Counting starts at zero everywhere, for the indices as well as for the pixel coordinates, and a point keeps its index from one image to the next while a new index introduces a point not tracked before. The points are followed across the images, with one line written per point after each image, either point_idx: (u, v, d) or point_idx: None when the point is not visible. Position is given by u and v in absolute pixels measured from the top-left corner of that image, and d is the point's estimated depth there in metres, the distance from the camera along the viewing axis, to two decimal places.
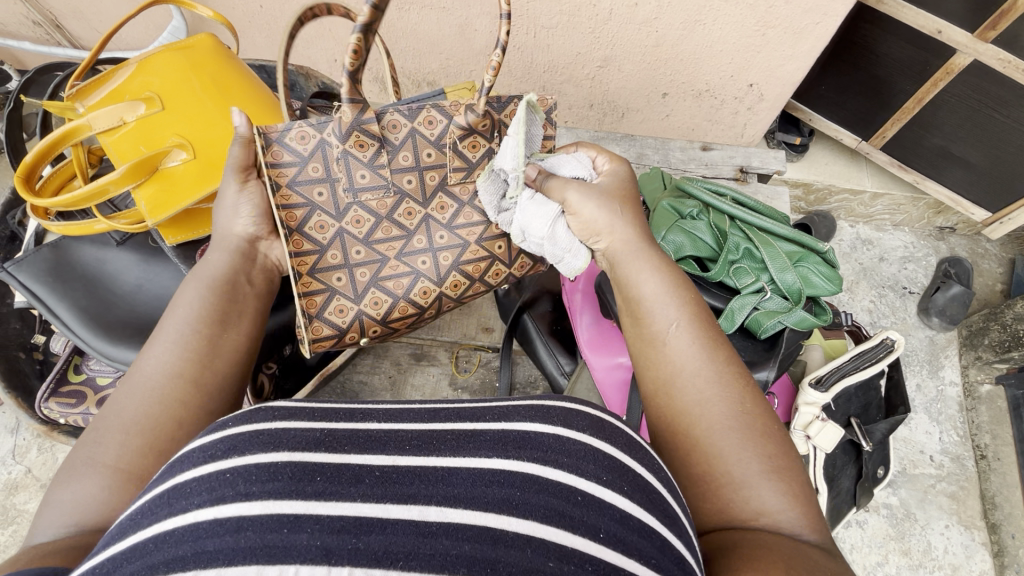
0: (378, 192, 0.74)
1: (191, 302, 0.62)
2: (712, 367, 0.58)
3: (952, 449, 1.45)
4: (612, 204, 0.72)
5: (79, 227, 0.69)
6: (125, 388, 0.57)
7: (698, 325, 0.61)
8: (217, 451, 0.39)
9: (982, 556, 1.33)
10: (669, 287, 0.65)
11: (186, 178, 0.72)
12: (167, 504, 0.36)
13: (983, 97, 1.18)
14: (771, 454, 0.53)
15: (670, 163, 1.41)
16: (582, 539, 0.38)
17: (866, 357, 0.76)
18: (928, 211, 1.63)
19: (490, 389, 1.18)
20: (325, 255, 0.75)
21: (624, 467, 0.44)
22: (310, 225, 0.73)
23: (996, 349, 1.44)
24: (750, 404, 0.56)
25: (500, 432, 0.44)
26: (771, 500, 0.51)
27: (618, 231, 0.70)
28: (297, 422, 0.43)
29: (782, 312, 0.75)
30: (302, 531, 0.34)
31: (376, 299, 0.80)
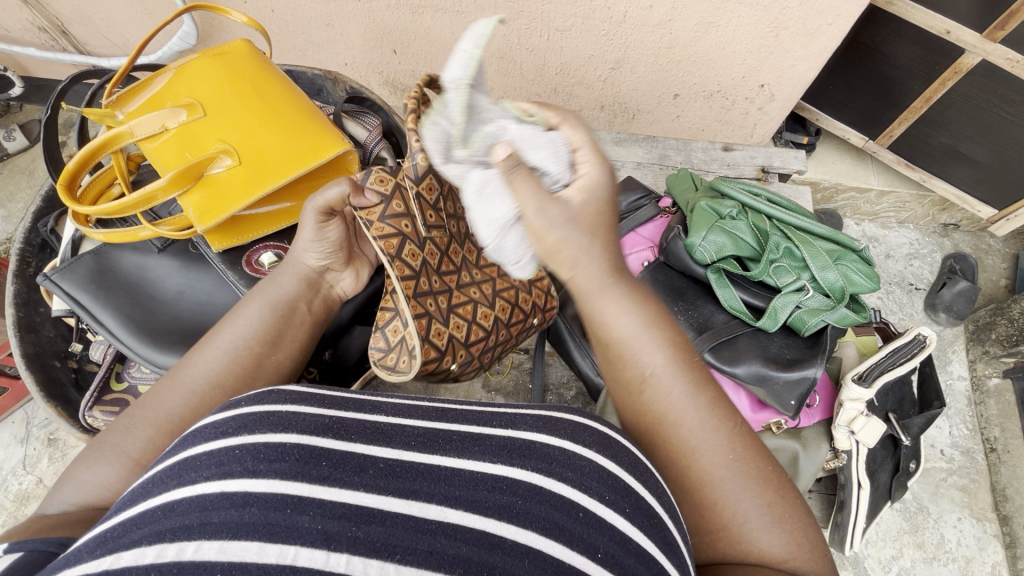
0: (441, 231, 0.75)
1: (252, 318, 0.64)
2: (699, 411, 0.55)
3: (962, 442, 1.47)
4: (585, 223, 0.53)
5: (122, 235, 0.69)
6: (162, 387, 0.59)
7: (681, 365, 0.56)
8: (229, 428, 0.41)
9: (994, 547, 1.35)
10: (646, 322, 0.57)
11: (232, 183, 0.72)
12: (177, 475, 0.39)
13: (991, 96, 1.20)
14: (770, 500, 0.53)
15: (693, 164, 1.41)
16: (580, 556, 0.38)
17: (902, 353, 0.76)
18: (933, 208, 1.65)
19: (524, 391, 1.17)
20: (421, 279, 0.72)
21: (628, 488, 0.45)
22: (405, 252, 0.70)
23: (1004, 343, 1.46)
24: (744, 449, 0.54)
25: (505, 438, 0.47)
26: (775, 546, 0.51)
27: (585, 262, 0.54)
28: (309, 407, 0.45)
29: (824, 309, 0.77)
30: (304, 514, 0.36)
31: (458, 323, 0.78)
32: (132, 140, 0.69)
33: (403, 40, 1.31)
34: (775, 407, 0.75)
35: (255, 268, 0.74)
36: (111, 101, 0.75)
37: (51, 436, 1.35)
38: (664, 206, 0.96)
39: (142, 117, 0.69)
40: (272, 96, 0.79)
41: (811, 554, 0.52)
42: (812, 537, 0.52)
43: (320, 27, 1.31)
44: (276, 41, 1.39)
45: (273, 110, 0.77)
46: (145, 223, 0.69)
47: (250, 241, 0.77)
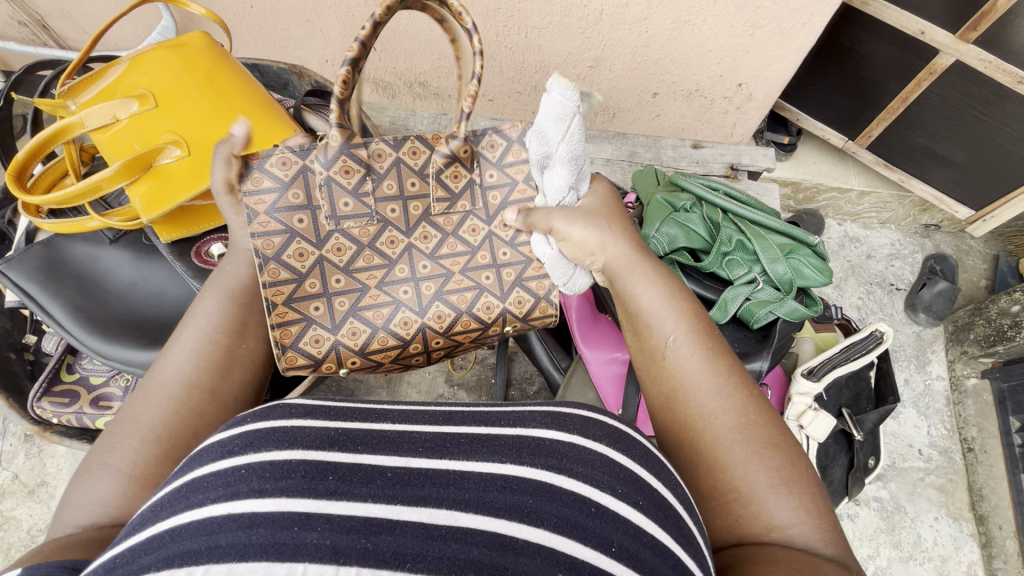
0: (360, 220, 0.72)
1: (209, 310, 0.64)
2: (714, 368, 0.57)
3: (940, 442, 1.48)
4: (600, 222, 0.69)
5: (71, 225, 0.69)
6: (135, 398, 0.58)
7: (697, 333, 0.60)
8: (235, 447, 0.41)
9: (970, 547, 1.36)
10: (667, 297, 0.63)
11: (181, 174, 0.72)
12: (183, 498, 0.38)
13: (967, 97, 1.20)
14: (778, 467, 0.52)
15: (662, 161, 1.43)
16: (593, 551, 0.38)
17: (857, 348, 0.77)
18: (914, 209, 1.66)
19: (487, 386, 1.19)
20: (302, 284, 0.72)
21: (639, 480, 0.45)
22: (289, 252, 0.71)
23: (982, 343, 1.46)
24: (760, 409, 0.55)
25: (515, 437, 0.46)
26: (782, 513, 0.50)
27: (611, 246, 0.67)
28: (314, 421, 0.45)
29: (773, 301, 0.77)
30: (313, 530, 0.36)
31: (353, 330, 0.76)
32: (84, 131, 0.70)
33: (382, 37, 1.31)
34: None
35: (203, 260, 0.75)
36: (64, 91, 0.75)
37: (27, 433, 1.34)
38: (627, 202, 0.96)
39: (91, 108, 0.69)
40: (226, 88, 0.78)
41: (811, 521, 0.50)
42: (821, 505, 0.51)
43: (299, 23, 1.31)
44: (255, 37, 1.39)
45: (225, 98, 0.77)
46: (94, 213, 0.70)
47: (201, 232, 0.77)
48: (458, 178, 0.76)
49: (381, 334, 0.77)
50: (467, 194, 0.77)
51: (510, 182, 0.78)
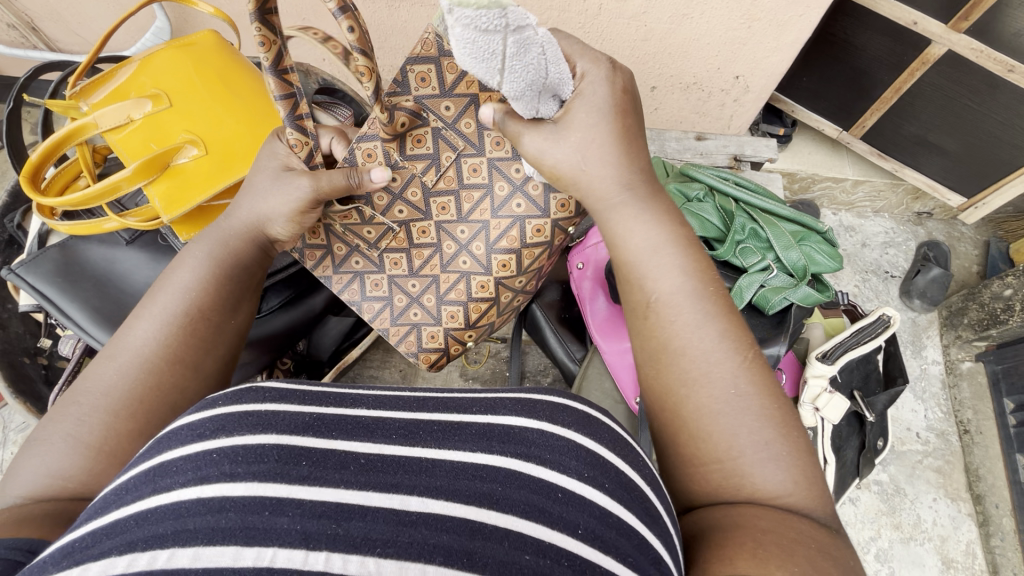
0: (387, 234, 0.83)
1: (195, 276, 0.65)
2: (704, 331, 0.56)
3: (937, 425, 1.50)
4: (588, 140, 0.64)
5: (87, 227, 0.71)
6: (102, 366, 0.58)
7: (694, 283, 0.59)
8: (207, 430, 0.41)
9: (968, 526, 1.39)
10: (666, 241, 0.62)
11: (198, 173, 0.74)
12: (151, 481, 0.39)
13: (958, 86, 1.23)
14: (769, 438, 0.52)
15: (668, 154, 1.44)
16: (560, 535, 0.39)
17: (866, 332, 0.79)
18: (907, 197, 1.68)
19: (501, 377, 1.21)
20: (393, 300, 0.88)
21: (608, 464, 0.47)
22: (368, 286, 0.87)
23: (976, 328, 1.49)
24: (755, 375, 0.55)
25: (486, 425, 0.47)
26: (771, 482, 0.51)
27: (598, 175, 0.65)
28: (287, 405, 0.45)
29: (788, 288, 0.78)
30: (284, 515, 0.36)
31: (451, 313, 0.89)
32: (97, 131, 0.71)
33: (382, 34, 1.31)
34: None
35: None
36: (75, 92, 0.75)
37: None
38: None
39: (106, 109, 0.71)
40: (237, 84, 0.80)
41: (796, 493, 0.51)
42: (810, 474, 0.51)
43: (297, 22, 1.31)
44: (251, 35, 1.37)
45: (237, 99, 0.79)
46: (111, 214, 0.71)
47: None
48: (424, 142, 0.77)
49: (467, 309, 0.88)
50: (441, 147, 0.77)
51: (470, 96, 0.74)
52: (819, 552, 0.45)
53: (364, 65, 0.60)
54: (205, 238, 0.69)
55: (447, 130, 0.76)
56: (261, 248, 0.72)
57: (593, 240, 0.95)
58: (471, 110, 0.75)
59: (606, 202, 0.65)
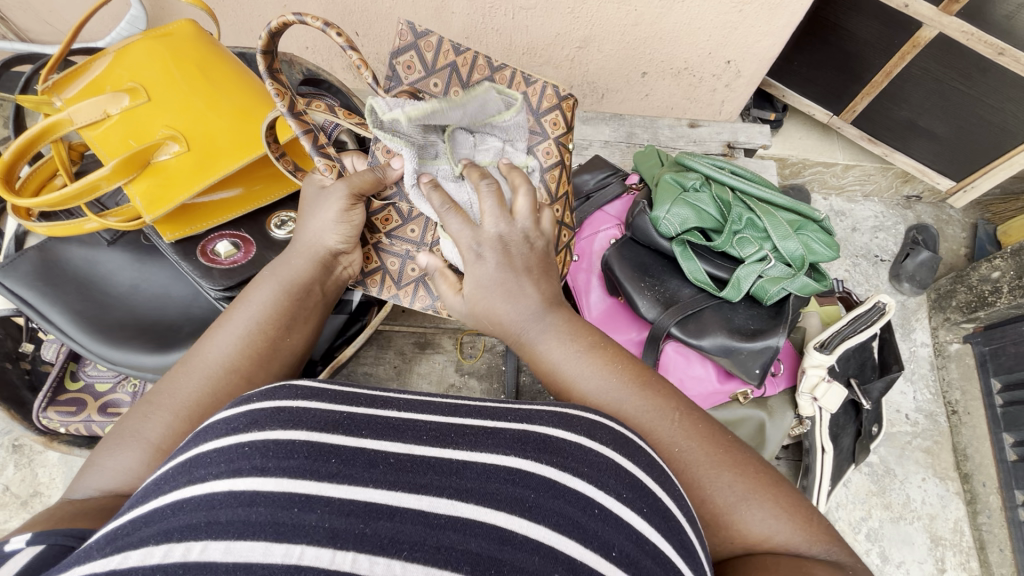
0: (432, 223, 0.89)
1: (265, 299, 0.69)
2: (631, 404, 0.58)
3: (925, 406, 1.53)
4: (508, 279, 0.64)
5: (66, 228, 0.69)
6: (176, 374, 0.63)
7: (615, 369, 0.60)
8: (240, 424, 0.42)
9: (957, 504, 1.42)
10: (581, 350, 0.61)
11: (182, 172, 0.73)
12: (185, 472, 0.39)
13: (949, 69, 1.22)
14: (748, 481, 0.55)
15: (660, 141, 1.47)
16: (594, 555, 0.39)
17: (862, 320, 0.79)
18: (896, 180, 1.69)
19: (497, 374, 1.19)
20: None
21: (644, 488, 0.46)
22: (433, 282, 0.91)
23: (964, 310, 1.50)
24: (692, 427, 0.57)
25: (521, 430, 0.46)
26: (761, 525, 0.53)
27: (511, 311, 0.64)
28: (320, 402, 0.46)
29: (785, 278, 0.79)
30: (312, 512, 0.36)
31: None
32: (73, 128, 0.70)
33: (365, 22, 1.28)
34: (741, 377, 0.77)
35: (209, 257, 0.75)
36: (47, 87, 0.74)
37: (16, 443, 1.30)
38: (629, 184, 0.97)
39: (82, 104, 0.70)
40: (217, 78, 0.79)
41: (792, 519, 0.54)
42: (801, 510, 0.54)
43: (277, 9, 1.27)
44: (231, 23, 1.33)
45: (218, 92, 0.78)
46: (90, 214, 0.70)
47: (206, 231, 0.78)
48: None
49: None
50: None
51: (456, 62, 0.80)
52: None
53: (358, 59, 0.69)
54: (271, 270, 0.73)
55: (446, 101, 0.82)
56: (326, 272, 0.76)
57: (587, 233, 0.94)
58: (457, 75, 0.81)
59: (519, 335, 0.64)
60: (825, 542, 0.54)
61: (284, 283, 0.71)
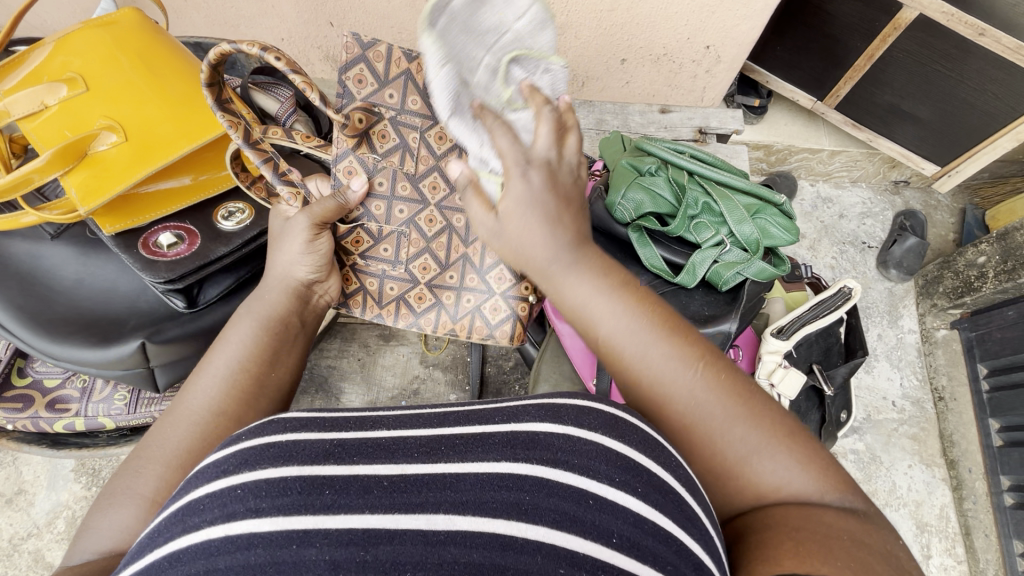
0: (404, 237, 0.90)
1: (244, 338, 0.68)
2: (657, 350, 0.54)
3: (912, 393, 1.51)
4: (551, 210, 0.57)
5: (6, 220, 0.71)
6: (163, 425, 0.61)
7: (641, 311, 0.56)
8: (230, 466, 0.42)
9: (942, 490, 1.42)
10: (600, 288, 0.57)
11: (118, 162, 0.73)
12: (182, 521, 0.40)
13: (930, 52, 1.20)
14: (766, 427, 0.53)
15: (630, 127, 1.44)
16: (594, 544, 0.39)
17: (825, 306, 0.79)
18: (884, 166, 1.67)
19: (461, 364, 1.19)
20: (442, 300, 0.94)
21: (639, 467, 0.45)
22: (413, 297, 0.93)
23: (950, 296, 1.49)
24: (715, 379, 0.53)
25: (509, 434, 0.46)
26: (776, 474, 0.51)
27: (537, 247, 0.57)
28: (308, 434, 0.45)
29: (741, 263, 0.77)
30: (311, 546, 0.37)
31: (499, 275, 0.95)
32: (10, 119, 0.71)
33: (339, 12, 1.26)
34: None
35: (151, 249, 0.75)
36: None
37: None
38: (593, 170, 0.95)
39: (19, 95, 0.71)
40: (160, 65, 0.79)
41: (808, 469, 0.51)
42: (817, 461, 0.52)
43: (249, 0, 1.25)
44: (203, 15, 1.31)
45: (159, 78, 0.78)
46: (24, 208, 0.70)
47: (149, 223, 0.78)
48: (388, 137, 0.84)
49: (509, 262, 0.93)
50: (404, 132, 0.85)
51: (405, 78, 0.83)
52: (841, 540, 0.46)
53: (300, 81, 0.70)
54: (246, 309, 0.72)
55: (400, 115, 0.84)
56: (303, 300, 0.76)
57: None
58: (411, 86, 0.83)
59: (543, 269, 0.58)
60: (841, 490, 0.51)
61: (260, 317, 0.70)
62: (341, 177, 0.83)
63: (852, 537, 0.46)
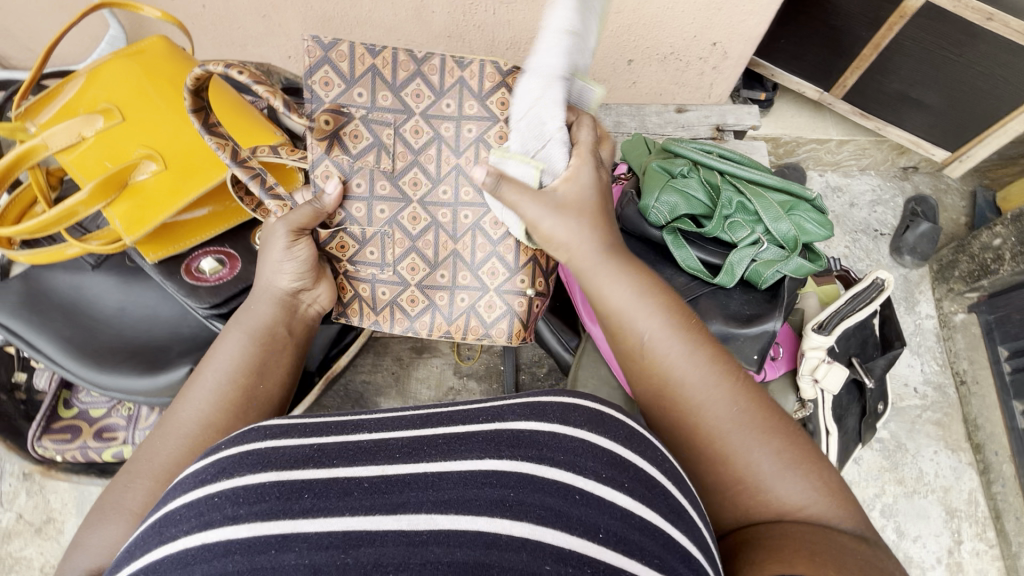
0: (389, 239, 0.84)
1: (231, 351, 0.68)
2: (687, 356, 0.60)
3: (933, 378, 1.51)
4: (569, 217, 0.68)
5: (50, 255, 0.72)
6: (155, 438, 0.62)
7: (676, 326, 0.62)
8: (207, 476, 0.43)
9: (970, 475, 1.42)
10: (638, 295, 0.64)
11: (161, 192, 0.76)
12: (158, 533, 0.40)
13: (938, 38, 1.20)
14: (782, 447, 0.56)
15: (648, 129, 1.40)
16: (580, 540, 0.40)
17: (861, 298, 0.78)
18: (892, 153, 1.67)
19: (496, 374, 1.19)
20: (435, 303, 0.88)
21: (625, 462, 0.46)
22: (404, 300, 0.88)
23: (968, 279, 1.49)
24: (742, 394, 0.58)
25: (493, 432, 0.46)
26: (791, 494, 0.54)
27: (577, 246, 0.67)
28: (288, 440, 0.46)
29: (779, 260, 0.78)
30: (290, 550, 0.37)
31: (494, 270, 0.86)
32: (49, 153, 0.74)
33: (346, 27, 1.27)
34: (739, 364, 0.77)
35: (194, 276, 0.76)
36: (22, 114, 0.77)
37: (25, 470, 1.30)
38: (619, 174, 0.96)
39: (57, 130, 0.73)
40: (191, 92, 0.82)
41: (822, 492, 0.54)
42: (830, 484, 0.55)
43: (257, 19, 1.26)
44: (211, 37, 1.32)
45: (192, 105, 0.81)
46: (72, 240, 0.72)
47: (189, 249, 0.79)
48: (361, 136, 0.79)
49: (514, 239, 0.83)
50: (377, 130, 0.79)
51: (372, 71, 0.76)
52: (857, 561, 0.48)
53: (263, 90, 0.70)
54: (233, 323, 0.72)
55: (371, 114, 0.78)
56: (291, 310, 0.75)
57: None
58: (379, 82, 0.77)
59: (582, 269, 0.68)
60: (851, 517, 0.54)
61: (248, 329, 0.70)
62: (316, 179, 0.80)
63: (862, 557, 0.49)
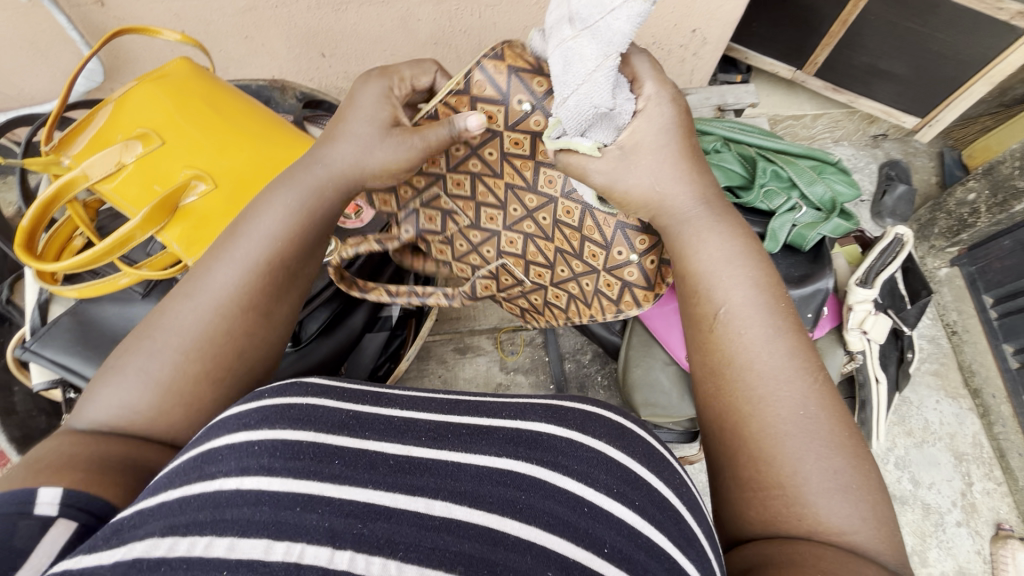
0: (505, 262, 0.93)
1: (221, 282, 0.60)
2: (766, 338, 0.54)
3: (926, 332, 1.59)
4: (672, 167, 0.62)
5: (99, 287, 0.78)
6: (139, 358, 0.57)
7: (771, 304, 0.55)
8: (252, 421, 0.42)
9: (972, 419, 1.48)
10: (732, 256, 0.58)
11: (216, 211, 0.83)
12: (198, 467, 0.40)
13: (902, 11, 1.27)
14: (837, 469, 0.49)
15: None
16: (586, 552, 0.39)
17: (888, 253, 0.86)
18: (863, 122, 1.76)
19: (542, 365, 1.21)
20: (563, 293, 0.92)
21: (639, 480, 0.46)
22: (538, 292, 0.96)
23: (948, 235, 1.56)
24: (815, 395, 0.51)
25: (511, 431, 0.48)
26: (835, 516, 0.48)
27: (677, 191, 0.62)
28: (327, 401, 0.47)
29: (819, 222, 0.84)
30: (314, 511, 0.37)
31: (591, 251, 0.82)
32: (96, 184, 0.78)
33: (332, 42, 1.26)
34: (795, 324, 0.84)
35: None
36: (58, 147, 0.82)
37: None
38: None
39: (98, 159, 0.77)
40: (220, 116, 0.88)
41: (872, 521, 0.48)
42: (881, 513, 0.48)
43: (238, 41, 1.25)
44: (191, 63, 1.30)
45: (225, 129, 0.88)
46: (124, 271, 0.78)
47: None
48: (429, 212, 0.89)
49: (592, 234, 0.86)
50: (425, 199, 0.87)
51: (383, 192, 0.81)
52: None
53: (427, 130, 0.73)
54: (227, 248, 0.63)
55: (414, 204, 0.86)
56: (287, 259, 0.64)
57: None
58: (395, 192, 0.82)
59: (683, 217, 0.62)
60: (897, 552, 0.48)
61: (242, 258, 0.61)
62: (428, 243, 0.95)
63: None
